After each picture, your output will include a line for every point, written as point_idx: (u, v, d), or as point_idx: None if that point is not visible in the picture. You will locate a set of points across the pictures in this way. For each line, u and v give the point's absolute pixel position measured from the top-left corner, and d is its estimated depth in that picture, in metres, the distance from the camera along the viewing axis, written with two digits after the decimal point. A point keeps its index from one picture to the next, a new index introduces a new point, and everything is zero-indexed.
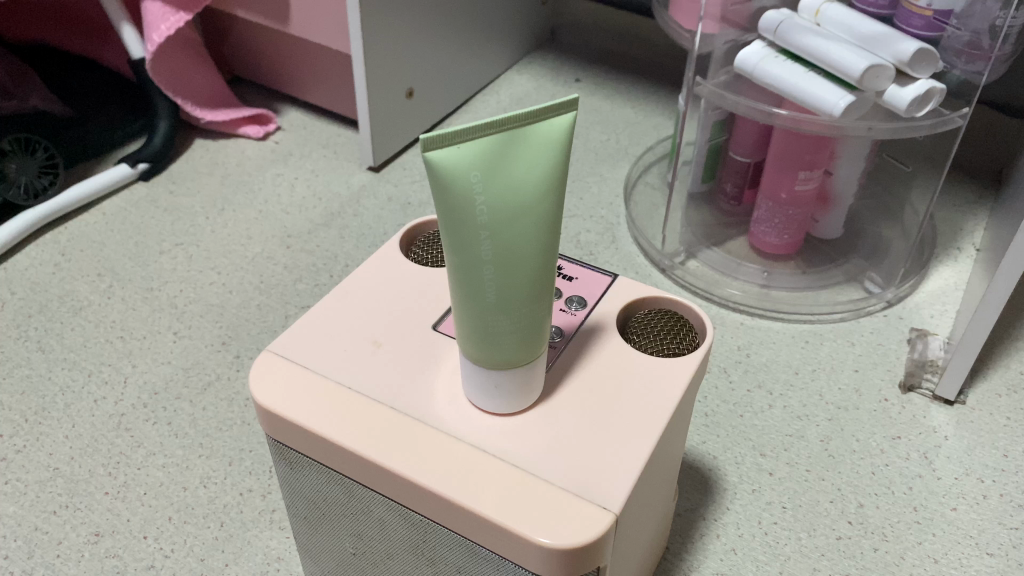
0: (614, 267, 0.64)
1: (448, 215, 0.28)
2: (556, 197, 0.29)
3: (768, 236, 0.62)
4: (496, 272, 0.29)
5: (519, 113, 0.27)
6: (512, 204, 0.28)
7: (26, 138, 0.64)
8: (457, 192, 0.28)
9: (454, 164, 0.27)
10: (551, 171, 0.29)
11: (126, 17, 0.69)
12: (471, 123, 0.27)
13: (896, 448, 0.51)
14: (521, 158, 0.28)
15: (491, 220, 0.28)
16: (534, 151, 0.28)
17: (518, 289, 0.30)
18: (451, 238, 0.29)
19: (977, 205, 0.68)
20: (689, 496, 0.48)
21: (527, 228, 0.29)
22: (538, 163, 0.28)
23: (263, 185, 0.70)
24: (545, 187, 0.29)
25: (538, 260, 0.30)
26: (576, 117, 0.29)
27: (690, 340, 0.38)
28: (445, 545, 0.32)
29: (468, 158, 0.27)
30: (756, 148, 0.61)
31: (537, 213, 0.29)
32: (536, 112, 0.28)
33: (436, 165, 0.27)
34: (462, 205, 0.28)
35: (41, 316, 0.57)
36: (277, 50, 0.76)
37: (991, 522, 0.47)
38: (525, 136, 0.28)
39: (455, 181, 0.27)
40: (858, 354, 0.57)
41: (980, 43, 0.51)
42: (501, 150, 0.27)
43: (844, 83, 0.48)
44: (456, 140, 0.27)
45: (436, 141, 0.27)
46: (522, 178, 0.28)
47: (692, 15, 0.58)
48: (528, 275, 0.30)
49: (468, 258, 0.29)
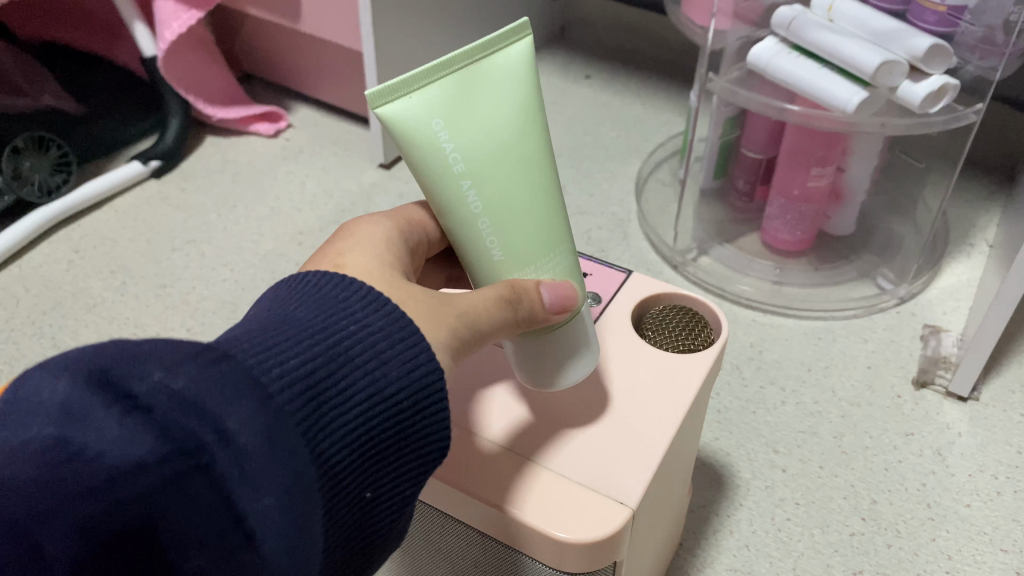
0: (626, 263, 0.64)
1: (430, 173, 0.30)
2: (525, 133, 0.31)
3: (780, 232, 0.61)
4: (489, 220, 0.30)
5: (464, 50, 0.29)
6: (483, 143, 0.30)
7: (41, 135, 0.65)
8: (427, 144, 0.30)
9: (412, 117, 0.29)
10: (513, 105, 0.30)
11: (138, 15, 0.70)
12: (414, 69, 0.29)
13: (910, 444, 0.51)
14: (480, 94, 0.30)
15: (468, 166, 0.30)
16: (492, 84, 0.30)
17: (522, 235, 0.31)
18: (439, 197, 0.31)
19: (990, 201, 0.68)
20: (702, 492, 0.48)
21: (508, 167, 0.30)
22: (499, 95, 0.30)
23: (273, 182, 0.70)
24: (510, 122, 0.30)
25: (533, 200, 0.31)
26: (525, 41, 0.31)
27: (706, 336, 0.37)
28: (464, 537, 0.33)
29: (424, 107, 0.29)
30: (768, 144, 0.60)
31: (512, 148, 0.30)
32: (474, 50, 0.29)
33: (396, 126, 0.29)
34: (435, 156, 0.30)
35: (55, 313, 0.58)
36: (288, 47, 0.76)
37: (1006, 519, 0.47)
38: (477, 72, 0.30)
39: (421, 134, 0.29)
40: (872, 351, 0.57)
41: (994, 38, 0.50)
42: (459, 89, 0.29)
43: (857, 79, 0.48)
44: (407, 92, 0.29)
45: (391, 101, 0.29)
46: (487, 113, 0.30)
47: (703, 12, 0.57)
48: (525, 220, 0.31)
49: (463, 214, 0.31)
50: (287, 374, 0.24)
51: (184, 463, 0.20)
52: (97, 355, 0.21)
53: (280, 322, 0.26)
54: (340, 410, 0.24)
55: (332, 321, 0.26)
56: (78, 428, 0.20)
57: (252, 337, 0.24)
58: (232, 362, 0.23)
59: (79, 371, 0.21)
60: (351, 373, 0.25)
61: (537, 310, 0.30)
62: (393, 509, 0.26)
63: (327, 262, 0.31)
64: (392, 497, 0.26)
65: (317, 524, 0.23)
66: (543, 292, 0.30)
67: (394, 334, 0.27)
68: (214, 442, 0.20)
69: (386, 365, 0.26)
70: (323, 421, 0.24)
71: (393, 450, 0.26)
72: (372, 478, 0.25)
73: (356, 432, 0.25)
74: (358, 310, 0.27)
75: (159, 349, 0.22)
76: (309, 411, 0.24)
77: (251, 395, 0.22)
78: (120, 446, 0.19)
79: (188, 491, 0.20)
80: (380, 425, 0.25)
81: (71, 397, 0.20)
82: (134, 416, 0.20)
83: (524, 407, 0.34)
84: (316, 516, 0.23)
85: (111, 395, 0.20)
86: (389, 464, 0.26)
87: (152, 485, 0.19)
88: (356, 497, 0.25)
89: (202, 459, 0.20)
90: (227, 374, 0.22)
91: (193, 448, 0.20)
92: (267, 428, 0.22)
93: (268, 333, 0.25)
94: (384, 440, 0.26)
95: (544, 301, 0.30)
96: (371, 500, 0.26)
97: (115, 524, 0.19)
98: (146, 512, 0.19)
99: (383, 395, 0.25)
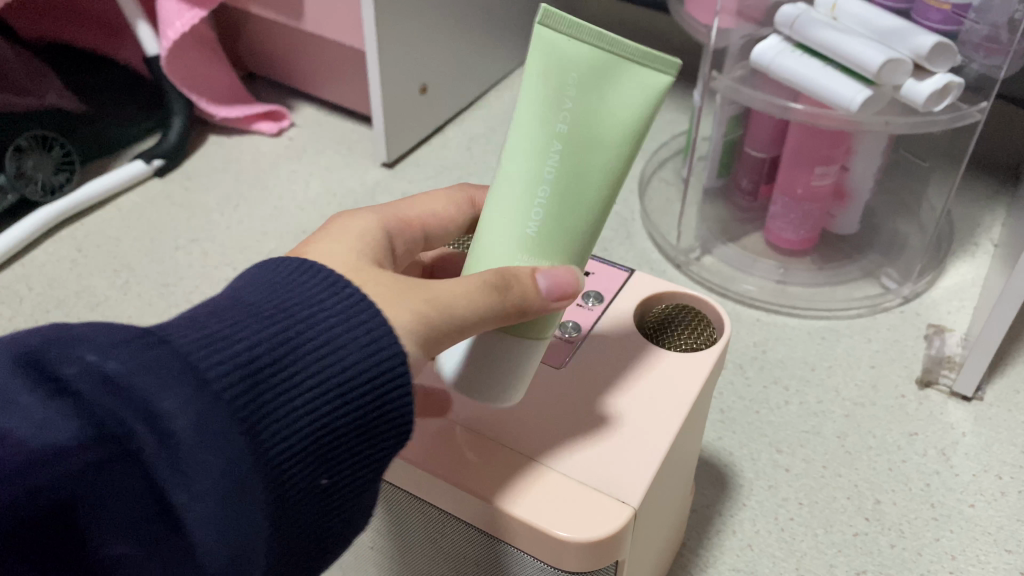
0: (629, 263, 0.64)
1: (526, 115, 0.29)
2: (631, 148, 0.29)
3: (784, 232, 0.61)
4: (547, 195, 0.29)
5: (630, 45, 0.27)
6: (590, 129, 0.28)
7: (43, 134, 0.65)
8: (552, 90, 0.28)
9: (560, 57, 0.28)
10: (631, 119, 0.28)
11: (141, 14, 0.70)
12: (593, 26, 0.27)
13: (913, 444, 0.51)
14: (616, 88, 0.28)
15: (564, 133, 0.28)
16: (628, 90, 0.28)
17: (565, 227, 0.29)
18: (520, 139, 0.29)
19: (994, 200, 0.67)
20: (706, 491, 0.48)
21: (591, 164, 0.29)
22: (626, 102, 0.28)
23: (277, 181, 0.70)
24: (618, 133, 0.28)
25: (594, 207, 0.29)
26: (672, 82, 0.28)
27: (708, 336, 0.37)
28: (467, 537, 0.32)
29: (570, 57, 0.28)
30: (772, 143, 0.59)
31: (606, 153, 0.28)
32: (654, 57, 0.27)
33: (537, 51, 0.28)
34: (547, 106, 0.28)
35: (58, 311, 0.58)
36: (291, 46, 0.76)
37: (1010, 519, 0.47)
38: (623, 70, 0.28)
39: (555, 77, 0.28)
40: (876, 351, 0.56)
41: (999, 36, 0.50)
42: (600, 72, 0.28)
43: (861, 77, 0.48)
44: (574, 35, 0.28)
45: (554, 31, 0.28)
46: (610, 107, 0.28)
47: (707, 10, 0.57)
48: (575, 218, 0.29)
49: (530, 168, 0.29)
50: (226, 362, 0.24)
51: (105, 449, 0.22)
52: (36, 336, 0.23)
53: (235, 303, 0.26)
54: (283, 397, 0.25)
55: (287, 303, 0.27)
56: (8, 411, 0.22)
57: (200, 321, 0.25)
58: (166, 349, 0.24)
59: (16, 351, 0.23)
60: (300, 360, 0.26)
61: (527, 297, 0.28)
62: (351, 490, 0.27)
63: (298, 253, 0.31)
64: (348, 480, 0.27)
65: (257, 508, 0.24)
66: (539, 279, 0.28)
67: (354, 318, 0.27)
68: (135, 426, 0.22)
69: (341, 350, 0.26)
70: (265, 408, 0.25)
71: (350, 436, 0.26)
72: (328, 463, 0.26)
73: (305, 419, 0.25)
74: (315, 293, 0.27)
75: (99, 332, 0.23)
76: (249, 399, 0.24)
77: (183, 382, 0.23)
78: (46, 430, 0.22)
79: (107, 474, 0.22)
80: (332, 412, 0.26)
81: (4, 380, 0.22)
82: (61, 401, 0.22)
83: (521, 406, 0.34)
84: (253, 500, 0.24)
85: (41, 379, 0.22)
86: (347, 449, 0.26)
87: (73, 467, 0.22)
88: (312, 483, 0.26)
89: (122, 442, 0.22)
90: (161, 361, 0.23)
91: (117, 434, 0.22)
92: (195, 415, 0.23)
93: (217, 318, 0.26)
94: (340, 427, 0.26)
95: (537, 289, 0.28)
96: (329, 484, 0.27)
97: (42, 500, 0.22)
98: (68, 489, 0.22)
99: (336, 381, 0.26)
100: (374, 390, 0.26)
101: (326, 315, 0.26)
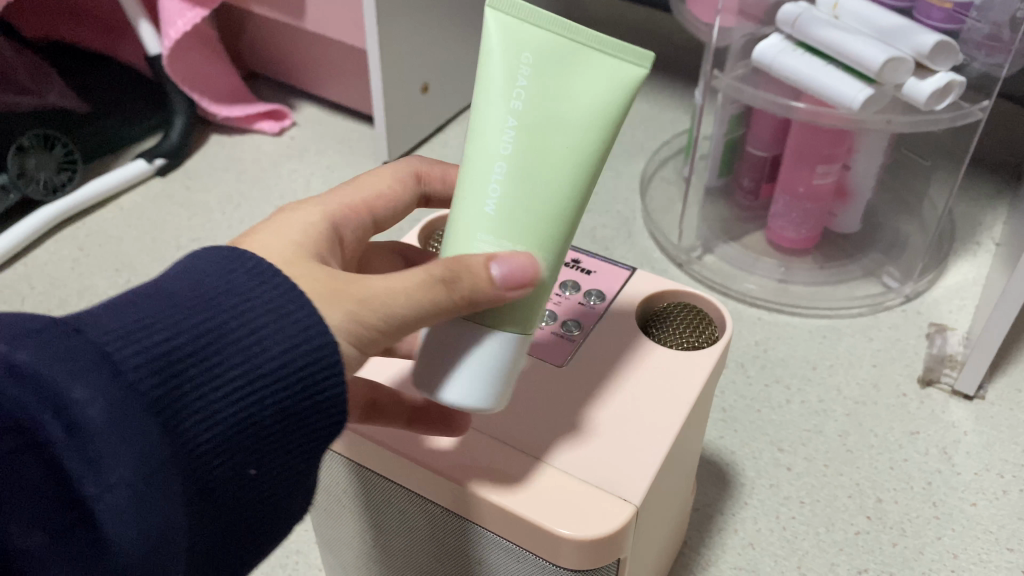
0: (630, 262, 0.64)
1: (486, 93, 0.28)
2: (597, 137, 0.27)
3: (785, 231, 0.61)
4: (504, 176, 0.27)
5: (591, 31, 0.27)
6: (550, 111, 0.27)
7: (46, 134, 0.65)
8: (507, 70, 0.27)
9: (512, 39, 0.27)
10: (597, 107, 0.27)
11: (143, 14, 0.70)
12: (547, 10, 0.27)
13: (915, 443, 0.50)
14: (578, 73, 0.27)
15: (520, 113, 0.27)
16: (593, 76, 0.27)
17: (525, 213, 0.27)
18: (477, 120, 0.28)
19: (996, 199, 0.67)
20: (707, 490, 0.48)
21: (553, 148, 0.27)
22: (591, 89, 0.27)
23: (278, 181, 0.70)
24: (582, 118, 0.27)
25: (557, 195, 0.27)
26: (642, 76, 0.27)
27: (710, 333, 0.37)
28: (467, 535, 0.32)
29: (524, 39, 0.27)
30: (774, 142, 0.59)
31: (570, 137, 0.27)
32: (619, 47, 0.27)
33: (493, 34, 0.28)
34: (502, 86, 0.27)
35: (60, 310, 0.58)
36: (293, 46, 0.76)
37: (1012, 518, 0.47)
38: (585, 56, 0.27)
39: (507, 59, 0.27)
40: (877, 350, 0.56)
41: (1001, 34, 0.50)
42: (561, 55, 0.27)
43: (863, 76, 0.48)
44: (526, 19, 0.27)
45: (508, 14, 0.27)
46: (572, 92, 0.27)
47: (708, 9, 0.57)
48: (537, 205, 0.27)
49: (488, 147, 0.28)
50: (144, 351, 0.23)
51: (18, 441, 0.23)
52: None
53: (160, 289, 0.25)
54: (206, 387, 0.24)
55: (214, 291, 0.25)
56: None
57: (122, 307, 0.24)
58: (79, 338, 0.23)
59: None
60: (226, 349, 0.25)
61: (475, 286, 0.26)
62: (280, 479, 0.27)
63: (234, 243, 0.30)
64: (278, 470, 0.27)
65: (177, 499, 0.24)
66: (492, 267, 0.26)
67: (283, 308, 0.26)
68: (47, 419, 0.22)
69: (267, 341, 0.25)
70: (186, 399, 0.24)
71: (278, 426, 0.26)
72: (255, 454, 0.26)
73: (229, 410, 0.25)
74: (244, 282, 0.26)
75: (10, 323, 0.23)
76: (169, 390, 0.24)
77: (96, 373, 0.23)
78: None
79: (19, 465, 0.23)
80: (258, 404, 0.25)
81: None
82: None
83: (515, 404, 0.34)
84: (172, 492, 0.24)
85: None
86: (274, 440, 0.26)
87: None
88: (239, 476, 0.26)
89: (32, 433, 0.23)
90: (72, 351, 0.23)
91: (26, 426, 0.22)
92: (109, 406, 0.22)
93: (140, 310, 0.24)
94: (268, 420, 0.26)
95: (489, 278, 0.26)
96: (258, 476, 0.26)
97: None
98: None
99: (263, 372, 0.25)
100: (302, 381, 0.26)
101: (255, 304, 0.25)
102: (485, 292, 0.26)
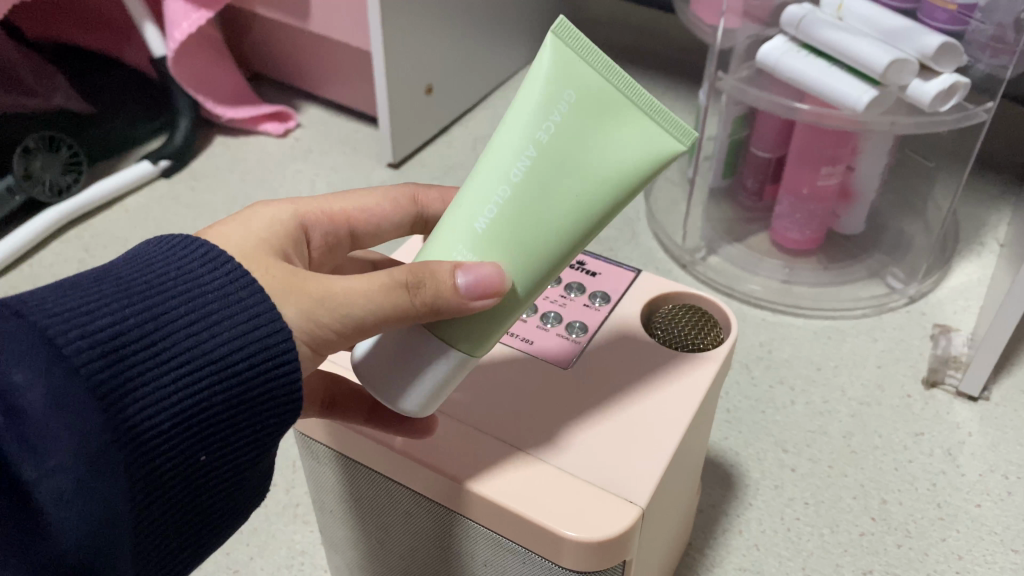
0: (635, 263, 0.64)
1: (517, 119, 0.28)
2: (612, 192, 0.27)
3: (789, 232, 0.61)
4: (506, 198, 0.27)
5: (645, 94, 0.27)
6: (577, 152, 0.27)
7: (52, 136, 0.66)
8: (547, 99, 0.27)
9: (559, 74, 0.27)
10: (625, 165, 0.27)
11: (148, 15, 0.70)
12: (606, 58, 0.27)
13: (919, 444, 0.51)
14: (617, 127, 0.27)
15: (544, 144, 0.27)
16: (630, 136, 0.27)
17: (519, 237, 0.28)
18: (501, 135, 0.28)
19: (1000, 201, 0.67)
20: (711, 491, 0.48)
21: (566, 186, 0.27)
22: (625, 146, 0.27)
23: (284, 182, 0.71)
24: (605, 170, 0.27)
25: (555, 230, 0.27)
26: (679, 153, 0.27)
27: (715, 335, 0.37)
28: (472, 536, 0.32)
29: (573, 77, 0.27)
30: (778, 143, 0.59)
31: (586, 183, 0.27)
32: (666, 119, 0.27)
33: (547, 60, 0.27)
34: (537, 113, 0.27)
35: None
36: (297, 47, 0.76)
37: (1016, 519, 0.47)
38: (630, 114, 0.27)
39: (551, 90, 0.27)
40: (881, 350, 0.57)
41: (1005, 36, 0.50)
42: (606, 107, 0.27)
43: (868, 78, 0.48)
44: (584, 58, 0.27)
45: (564, 45, 0.27)
46: (605, 143, 0.27)
47: (713, 10, 0.57)
48: (531, 232, 0.27)
49: (502, 164, 0.28)
50: (88, 334, 0.24)
51: None
52: None
53: (107, 274, 0.26)
54: (154, 373, 0.25)
55: (161, 278, 0.26)
56: None
57: (66, 291, 0.24)
58: (21, 321, 0.23)
59: None
60: (173, 334, 0.25)
61: (439, 294, 0.27)
62: (227, 462, 0.27)
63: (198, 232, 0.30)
64: (224, 454, 0.27)
65: (122, 482, 0.24)
66: (460, 276, 0.27)
67: (232, 295, 0.26)
68: None
69: (214, 326, 0.25)
70: (131, 384, 0.24)
71: (226, 412, 0.26)
72: (202, 437, 0.26)
73: (175, 395, 0.25)
74: (195, 267, 0.26)
75: None
76: (115, 374, 0.24)
77: (37, 357, 0.23)
78: None
79: None
80: (204, 391, 0.25)
81: None
82: None
83: (519, 403, 0.34)
84: (116, 475, 0.24)
85: None
86: (222, 425, 0.26)
87: None
88: (186, 460, 0.26)
89: None
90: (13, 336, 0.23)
91: None
92: (50, 390, 0.23)
93: (82, 291, 0.24)
94: (216, 405, 0.26)
95: (455, 286, 0.26)
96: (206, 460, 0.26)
97: None
98: None
99: (209, 356, 0.25)
100: (250, 366, 0.26)
101: (204, 289, 0.26)
102: (449, 301, 0.27)
